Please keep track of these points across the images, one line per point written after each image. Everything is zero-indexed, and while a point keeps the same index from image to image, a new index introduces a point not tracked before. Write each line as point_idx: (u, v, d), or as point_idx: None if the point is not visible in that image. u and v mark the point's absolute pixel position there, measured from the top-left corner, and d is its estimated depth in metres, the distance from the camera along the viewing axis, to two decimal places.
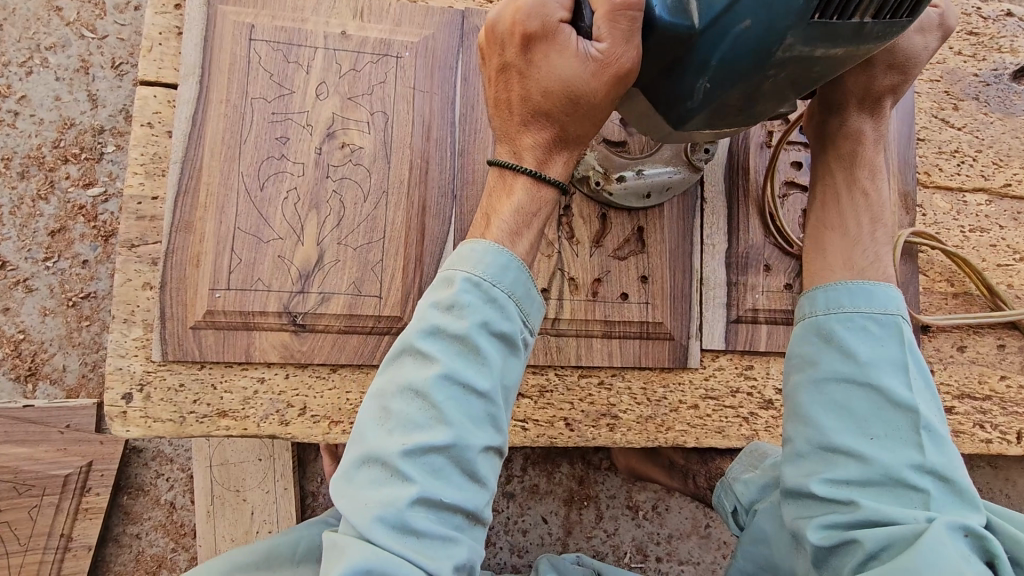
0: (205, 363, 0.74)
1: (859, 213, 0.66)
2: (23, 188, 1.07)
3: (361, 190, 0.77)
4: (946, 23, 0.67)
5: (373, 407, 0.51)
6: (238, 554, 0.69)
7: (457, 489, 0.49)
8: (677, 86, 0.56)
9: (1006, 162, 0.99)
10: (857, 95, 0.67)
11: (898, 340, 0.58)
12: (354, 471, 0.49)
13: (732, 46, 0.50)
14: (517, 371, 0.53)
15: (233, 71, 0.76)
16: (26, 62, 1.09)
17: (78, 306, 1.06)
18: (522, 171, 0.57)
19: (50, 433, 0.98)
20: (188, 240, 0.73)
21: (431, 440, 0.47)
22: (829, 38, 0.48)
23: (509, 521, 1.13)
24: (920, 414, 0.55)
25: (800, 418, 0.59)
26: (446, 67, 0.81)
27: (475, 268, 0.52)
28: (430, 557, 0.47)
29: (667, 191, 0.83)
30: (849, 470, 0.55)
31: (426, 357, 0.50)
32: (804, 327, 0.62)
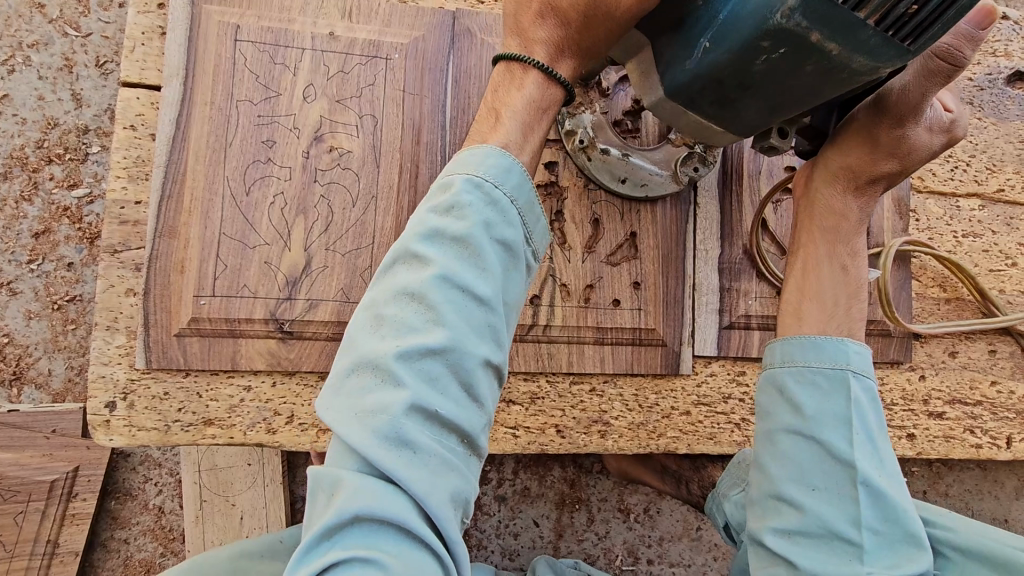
0: (191, 371, 0.72)
1: (836, 287, 0.67)
2: (5, 188, 1.04)
3: (350, 194, 0.76)
4: (956, 129, 0.67)
5: (367, 316, 0.49)
6: (249, 542, 0.72)
7: (453, 402, 0.47)
8: (677, 45, 0.56)
9: (999, 167, 0.99)
10: (852, 170, 0.67)
11: (846, 396, 0.58)
12: (345, 381, 0.47)
13: (739, 3, 0.49)
14: (516, 290, 0.52)
15: (218, 73, 0.74)
16: (8, 60, 1.06)
17: (63, 309, 1.05)
18: (533, 64, 0.56)
19: (35, 438, 0.97)
20: (172, 246, 0.72)
21: (427, 343, 0.46)
22: (826, 23, 0.46)
23: (500, 524, 1.12)
24: (863, 473, 0.56)
25: (757, 466, 0.61)
26: (437, 69, 0.79)
27: (475, 171, 0.51)
28: (422, 473, 0.45)
29: (642, 187, 0.82)
30: (795, 525, 0.56)
31: (423, 260, 0.49)
32: (762, 378, 0.63)
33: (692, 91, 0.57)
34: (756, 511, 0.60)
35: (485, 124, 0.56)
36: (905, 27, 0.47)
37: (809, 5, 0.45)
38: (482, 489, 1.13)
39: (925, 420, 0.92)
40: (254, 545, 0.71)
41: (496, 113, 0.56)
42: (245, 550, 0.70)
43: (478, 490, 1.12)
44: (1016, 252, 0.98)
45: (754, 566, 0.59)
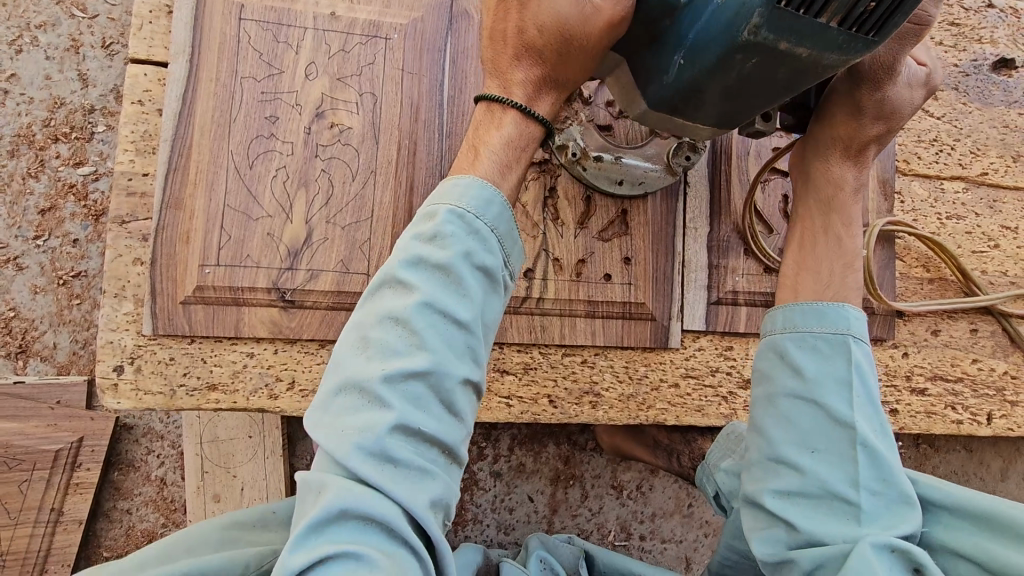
0: (196, 338, 0.75)
1: (831, 260, 0.68)
2: (13, 165, 1.07)
3: (349, 169, 0.78)
4: (932, 78, 0.69)
5: (353, 336, 0.51)
6: (235, 513, 0.72)
7: (435, 420, 0.49)
8: (658, 57, 0.58)
9: (983, 152, 1.01)
10: (843, 141, 0.69)
11: (846, 360, 0.60)
12: (332, 400, 0.49)
13: (709, 20, 0.51)
14: (496, 310, 0.54)
15: (222, 50, 0.77)
16: (16, 39, 1.09)
17: (68, 285, 1.07)
18: (511, 105, 0.57)
19: (41, 409, 1.00)
20: (178, 217, 0.75)
21: (410, 366, 0.48)
22: (792, 31, 0.48)
23: (495, 499, 1.15)
24: (861, 434, 0.58)
25: (756, 430, 0.63)
26: (434, 50, 0.82)
27: (458, 201, 0.52)
28: (405, 487, 0.47)
29: (640, 185, 0.85)
30: (790, 483, 0.59)
31: (406, 286, 0.51)
32: (763, 345, 0.65)
33: (675, 100, 0.59)
34: (755, 474, 0.62)
35: (465, 161, 0.57)
36: (869, 22, 0.48)
37: (774, 19, 0.47)
38: (478, 465, 1.15)
39: (907, 396, 0.95)
40: (247, 513, 0.71)
41: (476, 150, 0.57)
42: (236, 519, 0.70)
43: (474, 466, 1.15)
44: (998, 234, 1.00)
45: (747, 525, 0.62)
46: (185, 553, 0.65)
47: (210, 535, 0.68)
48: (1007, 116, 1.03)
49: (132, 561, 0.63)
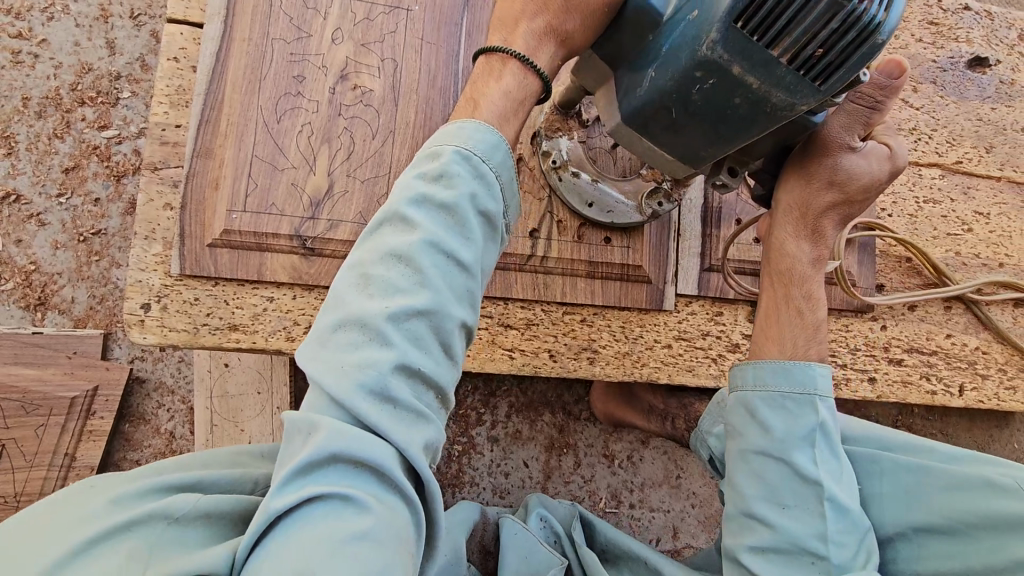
0: (220, 280, 0.80)
1: (797, 328, 0.74)
2: (40, 126, 1.11)
3: (370, 128, 0.84)
4: (895, 159, 0.76)
5: (355, 274, 0.55)
6: (246, 445, 0.72)
7: (431, 359, 0.55)
8: (635, 69, 0.63)
9: (958, 142, 1.09)
10: (799, 208, 0.75)
11: (812, 417, 0.68)
12: (333, 334, 0.53)
13: (679, 36, 0.57)
14: (490, 257, 0.61)
15: (256, 13, 0.82)
16: (48, 7, 1.14)
17: (88, 242, 1.11)
18: (511, 54, 0.64)
19: (57, 358, 1.04)
20: (207, 164, 0.80)
21: (414, 303, 0.53)
22: (745, 57, 0.54)
23: (492, 463, 1.19)
24: (825, 490, 0.66)
25: (730, 486, 0.70)
26: (452, 23, 0.88)
27: (464, 143, 0.58)
28: (401, 426, 0.51)
29: (607, 213, 0.88)
30: (763, 538, 0.66)
31: (410, 225, 0.56)
32: (734, 399, 0.72)
33: (647, 115, 0.63)
34: (732, 529, 0.69)
35: (464, 110, 0.63)
36: (814, 68, 0.55)
37: (729, 39, 0.53)
38: (476, 430, 1.19)
39: (884, 365, 1.00)
40: (258, 445, 0.72)
41: (474, 102, 0.63)
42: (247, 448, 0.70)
43: (473, 431, 1.19)
44: (971, 219, 1.07)
45: None
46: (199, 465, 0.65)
47: (223, 455, 0.68)
48: (980, 110, 1.10)
49: (154, 463, 0.62)
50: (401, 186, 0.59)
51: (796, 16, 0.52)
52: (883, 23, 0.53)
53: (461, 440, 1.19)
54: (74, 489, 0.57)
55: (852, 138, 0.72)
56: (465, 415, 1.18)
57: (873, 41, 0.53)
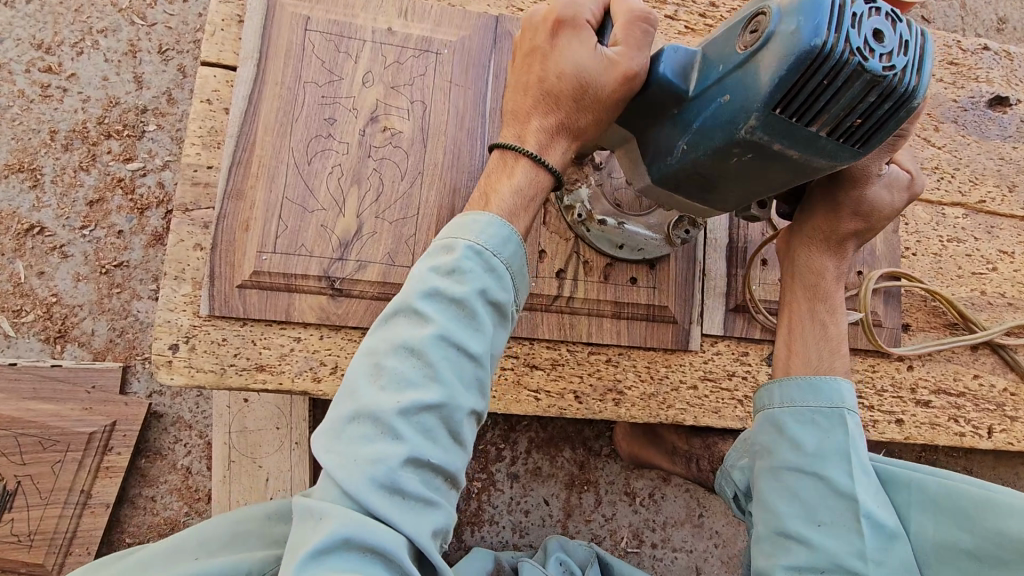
0: (247, 321, 0.79)
1: (818, 345, 0.74)
2: (66, 159, 1.13)
3: (399, 169, 0.84)
4: (915, 185, 0.76)
5: (367, 364, 0.56)
6: (250, 509, 0.74)
7: (441, 450, 0.55)
8: (664, 139, 0.65)
9: (981, 180, 1.09)
10: (822, 233, 0.76)
11: (843, 432, 0.66)
12: (345, 426, 0.53)
13: (711, 115, 0.58)
14: (501, 342, 0.60)
15: (289, 57, 0.84)
16: (78, 43, 1.16)
17: (110, 274, 1.11)
18: (523, 154, 0.64)
19: (76, 392, 1.04)
20: (238, 206, 0.80)
21: (424, 397, 0.53)
22: (785, 135, 0.56)
23: (511, 501, 1.17)
24: (861, 506, 0.64)
25: (762, 504, 0.68)
26: (480, 66, 0.89)
27: (477, 238, 0.59)
28: (409, 517, 0.52)
29: (639, 251, 0.89)
30: (799, 555, 0.64)
31: (423, 318, 0.56)
32: (762, 417, 0.71)
33: (677, 179, 0.66)
34: (764, 549, 0.67)
35: (476, 204, 0.63)
36: (854, 135, 0.57)
37: (768, 123, 0.55)
38: (495, 466, 1.18)
39: (912, 407, 0.98)
40: (261, 508, 0.74)
41: (486, 198, 0.64)
42: (245, 516, 0.72)
43: (492, 468, 1.17)
44: (996, 257, 1.07)
45: None
46: (199, 547, 0.69)
47: (222, 528, 0.71)
48: (1002, 149, 1.10)
49: (160, 545, 0.68)
50: (415, 274, 0.59)
51: (833, 96, 0.54)
52: (915, 89, 0.55)
53: (479, 477, 1.17)
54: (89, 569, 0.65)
55: (880, 168, 0.72)
56: (484, 451, 1.17)
57: (908, 106, 0.56)
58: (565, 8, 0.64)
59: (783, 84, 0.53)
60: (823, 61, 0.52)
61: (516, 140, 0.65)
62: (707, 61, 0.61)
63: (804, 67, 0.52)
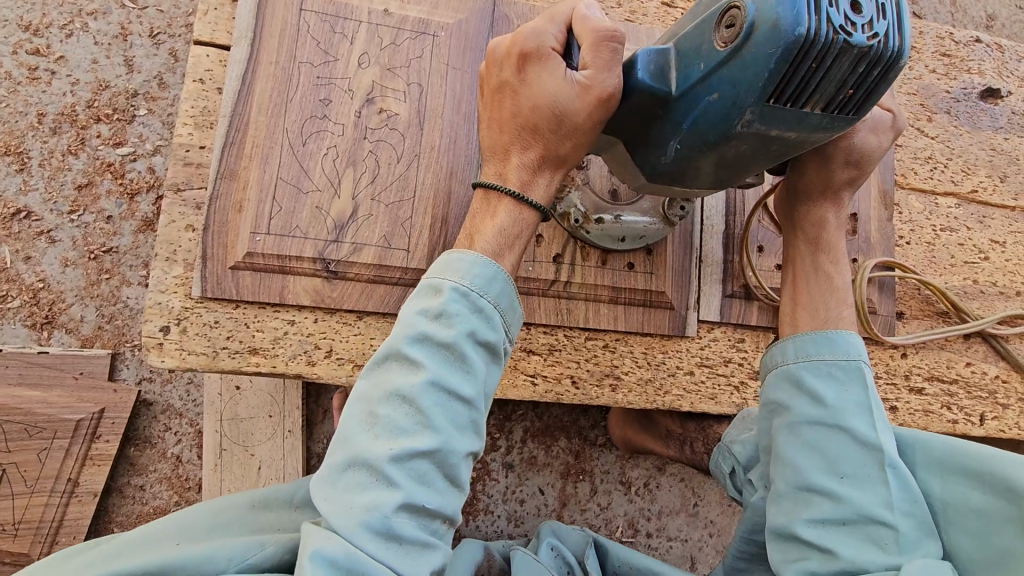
0: (241, 303, 0.78)
1: (826, 297, 0.75)
2: (54, 142, 1.11)
3: (395, 151, 0.83)
4: (898, 122, 0.76)
5: (360, 412, 0.56)
6: (237, 497, 0.74)
7: (437, 494, 0.55)
8: (655, 138, 0.65)
9: (973, 170, 1.09)
10: (817, 187, 0.76)
11: (861, 386, 0.66)
12: (340, 475, 0.54)
13: (702, 113, 0.59)
14: (495, 379, 0.60)
15: (283, 36, 0.83)
16: (67, 25, 1.14)
17: (99, 260, 1.09)
18: (506, 193, 0.64)
19: (64, 379, 1.02)
20: (231, 187, 0.79)
21: (417, 446, 0.53)
22: (780, 120, 0.56)
23: (506, 490, 1.16)
24: (885, 455, 0.64)
25: (781, 462, 0.67)
26: (477, 49, 0.88)
27: (462, 280, 0.58)
28: (407, 561, 0.53)
29: (641, 239, 0.88)
30: (825, 509, 0.63)
31: (413, 365, 0.56)
32: (778, 374, 0.70)
33: (674, 173, 0.66)
34: (784, 506, 0.66)
35: (461, 245, 0.63)
36: (849, 107, 0.57)
37: (764, 115, 0.55)
38: (490, 456, 1.17)
39: (906, 394, 0.99)
40: (248, 495, 0.74)
41: (472, 239, 0.63)
42: (221, 508, 0.72)
43: (487, 457, 1.16)
44: (988, 247, 1.08)
45: (781, 559, 0.65)
46: (177, 535, 0.67)
47: (201, 520, 0.70)
48: (993, 140, 1.11)
49: (139, 534, 0.67)
50: (404, 317, 0.59)
51: (822, 77, 0.54)
52: (902, 50, 0.54)
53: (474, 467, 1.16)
54: (54, 561, 0.64)
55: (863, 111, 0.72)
56: None
57: (897, 67, 0.55)
58: (528, 40, 0.63)
59: (772, 77, 0.53)
60: (809, 47, 0.52)
61: (497, 182, 0.65)
62: (685, 59, 0.60)
63: (794, 55, 0.52)
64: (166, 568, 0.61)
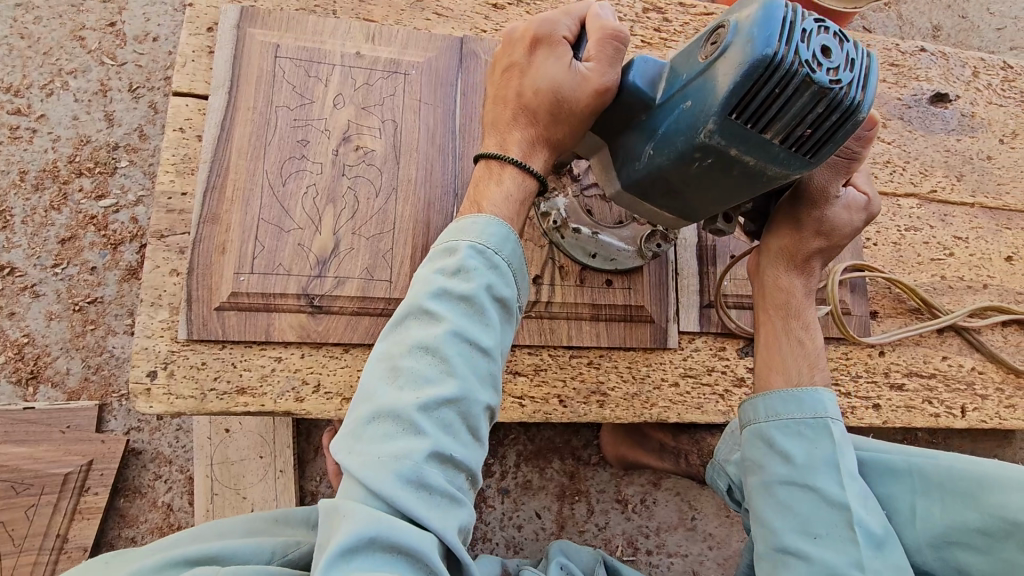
0: (226, 343, 0.79)
1: (798, 359, 0.76)
2: (36, 199, 1.12)
3: (373, 186, 0.86)
4: (870, 206, 0.80)
5: (383, 367, 0.57)
6: (258, 514, 0.74)
7: (463, 445, 0.56)
8: (632, 145, 0.67)
9: (930, 172, 1.14)
10: (790, 250, 0.79)
11: (829, 442, 0.68)
12: (366, 427, 0.54)
13: (675, 121, 0.61)
14: (509, 338, 0.62)
15: (259, 83, 0.86)
16: (48, 84, 1.16)
17: (84, 311, 1.10)
18: (510, 161, 0.66)
19: (51, 433, 1.01)
20: (214, 230, 0.80)
21: (443, 393, 0.54)
22: (740, 140, 0.59)
23: (503, 516, 1.16)
24: (853, 514, 0.64)
25: (758, 520, 0.68)
26: (447, 84, 0.92)
27: (477, 238, 0.60)
28: (437, 512, 0.53)
29: (611, 261, 0.91)
30: (800, 570, 0.63)
31: (434, 318, 0.57)
32: (750, 432, 0.72)
33: (645, 185, 0.68)
34: (765, 567, 0.66)
35: (468, 210, 0.65)
36: (806, 144, 0.60)
37: (726, 128, 0.58)
38: (485, 482, 1.16)
39: (887, 392, 1.01)
40: (270, 510, 0.74)
41: (478, 205, 0.65)
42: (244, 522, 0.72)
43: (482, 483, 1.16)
44: (952, 243, 1.12)
45: None
46: (213, 535, 0.68)
47: (237, 524, 0.71)
48: (946, 142, 1.17)
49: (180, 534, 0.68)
50: (420, 279, 0.61)
51: (784, 105, 0.57)
52: (860, 103, 0.59)
53: None
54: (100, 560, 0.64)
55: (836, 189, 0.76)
56: None
57: (853, 120, 0.59)
58: (542, 25, 0.68)
59: (737, 91, 0.56)
60: (775, 70, 0.56)
61: (499, 148, 0.68)
62: (673, 70, 0.64)
63: (757, 75, 0.56)
64: (218, 557, 0.63)
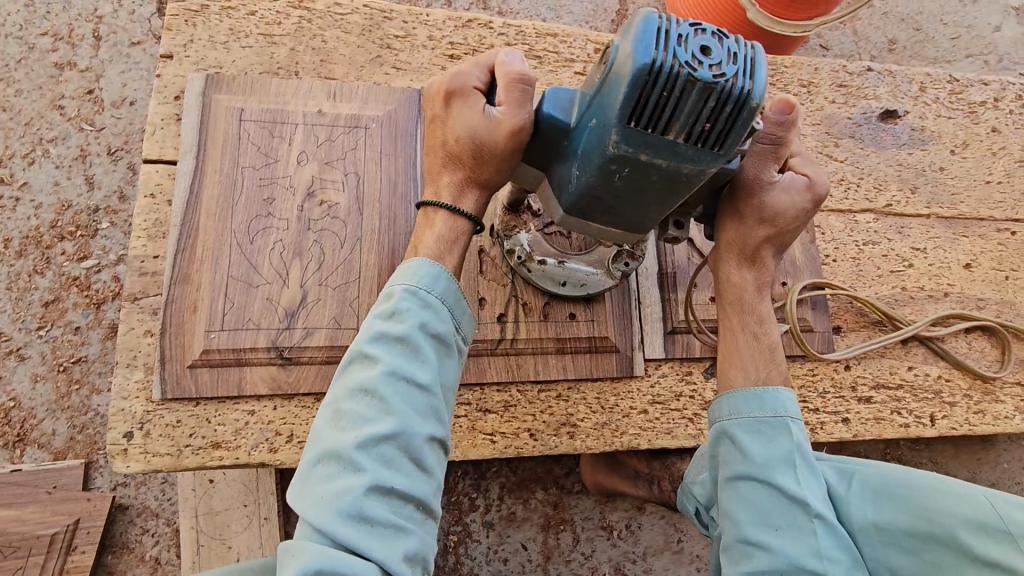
0: (200, 399, 0.81)
1: (756, 355, 0.79)
2: (20, 265, 1.16)
3: (338, 238, 0.89)
4: (815, 188, 0.82)
5: (328, 412, 0.60)
6: None
7: (406, 477, 0.58)
8: (563, 172, 0.70)
9: (884, 186, 1.18)
10: (739, 244, 0.81)
11: (787, 439, 0.72)
12: (313, 469, 0.57)
13: (588, 140, 0.64)
14: (451, 370, 0.65)
15: (225, 146, 0.90)
16: (30, 153, 1.21)
17: (68, 371, 1.12)
18: (442, 206, 0.71)
19: (38, 494, 1.03)
20: (185, 290, 0.83)
21: (379, 430, 0.57)
22: (646, 146, 0.61)
23: (489, 550, 1.17)
24: (811, 507, 0.69)
25: (724, 515, 0.72)
26: (407, 134, 0.96)
27: (411, 281, 0.64)
28: (382, 543, 0.55)
29: (582, 286, 0.93)
30: (762, 562, 0.67)
31: (371, 360, 0.61)
32: (716, 430, 0.76)
33: (582, 206, 0.70)
34: (731, 558, 0.70)
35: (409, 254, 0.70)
36: (711, 138, 0.61)
37: (629, 136, 0.60)
38: (470, 516, 1.18)
39: (855, 405, 1.03)
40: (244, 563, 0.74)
41: (416, 249, 0.70)
42: None
43: (466, 518, 1.17)
44: (910, 255, 1.15)
45: None
46: None
47: None
48: (899, 157, 1.20)
49: None
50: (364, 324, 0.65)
51: (676, 106, 0.59)
52: (750, 91, 0.59)
53: (455, 530, 1.17)
54: None
55: (772, 174, 0.79)
56: (457, 503, 1.17)
57: (750, 106, 0.59)
58: (453, 79, 0.72)
59: (627, 101, 0.58)
60: (657, 76, 0.57)
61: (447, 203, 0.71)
62: (584, 94, 0.66)
63: (643, 82, 0.58)
64: None
